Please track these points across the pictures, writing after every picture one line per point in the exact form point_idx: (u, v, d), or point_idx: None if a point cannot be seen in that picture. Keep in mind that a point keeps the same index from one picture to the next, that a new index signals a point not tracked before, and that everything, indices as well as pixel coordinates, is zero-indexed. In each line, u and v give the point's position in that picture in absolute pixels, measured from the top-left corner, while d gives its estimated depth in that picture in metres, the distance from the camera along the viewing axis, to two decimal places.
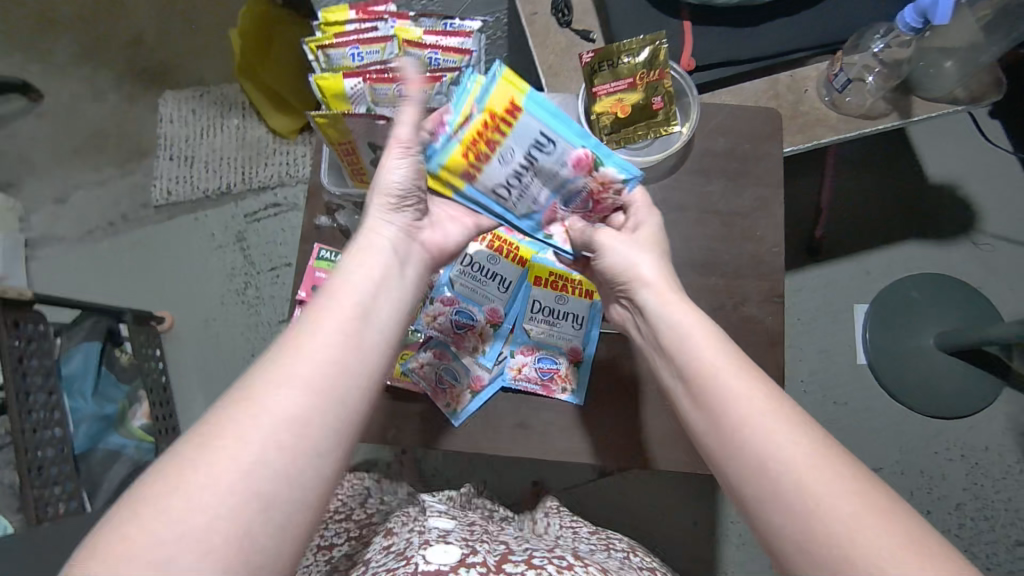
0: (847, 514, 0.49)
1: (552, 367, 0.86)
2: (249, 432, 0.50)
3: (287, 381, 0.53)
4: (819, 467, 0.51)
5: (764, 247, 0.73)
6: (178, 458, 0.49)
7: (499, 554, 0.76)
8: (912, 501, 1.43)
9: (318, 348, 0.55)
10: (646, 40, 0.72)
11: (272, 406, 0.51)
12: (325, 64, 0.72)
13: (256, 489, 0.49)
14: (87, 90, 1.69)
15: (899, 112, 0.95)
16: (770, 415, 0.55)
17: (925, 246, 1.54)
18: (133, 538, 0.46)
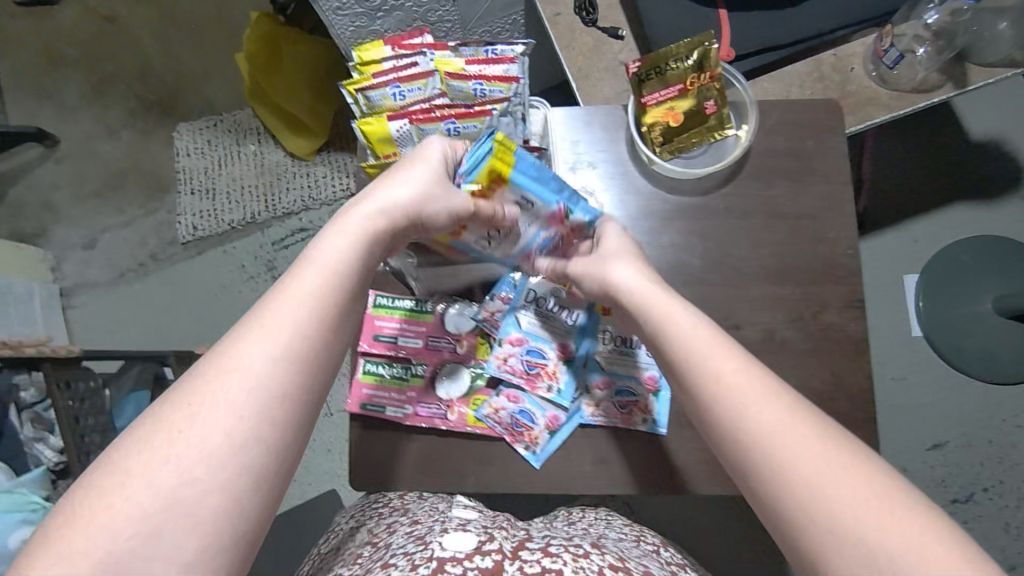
0: (808, 476, 0.49)
1: (631, 398, 0.75)
2: (234, 403, 0.49)
3: (276, 354, 0.51)
4: (791, 430, 0.51)
5: (838, 250, 0.69)
6: (157, 423, 0.48)
7: (516, 543, 0.68)
8: (983, 472, 1.40)
9: (308, 320, 0.54)
10: (694, 42, 0.69)
11: (256, 377, 0.50)
12: (366, 105, 0.72)
13: (245, 463, 0.48)
14: (101, 131, 1.67)
15: (954, 82, 0.90)
16: (744, 382, 0.55)
17: (973, 207, 1.48)
18: (112, 503, 0.45)
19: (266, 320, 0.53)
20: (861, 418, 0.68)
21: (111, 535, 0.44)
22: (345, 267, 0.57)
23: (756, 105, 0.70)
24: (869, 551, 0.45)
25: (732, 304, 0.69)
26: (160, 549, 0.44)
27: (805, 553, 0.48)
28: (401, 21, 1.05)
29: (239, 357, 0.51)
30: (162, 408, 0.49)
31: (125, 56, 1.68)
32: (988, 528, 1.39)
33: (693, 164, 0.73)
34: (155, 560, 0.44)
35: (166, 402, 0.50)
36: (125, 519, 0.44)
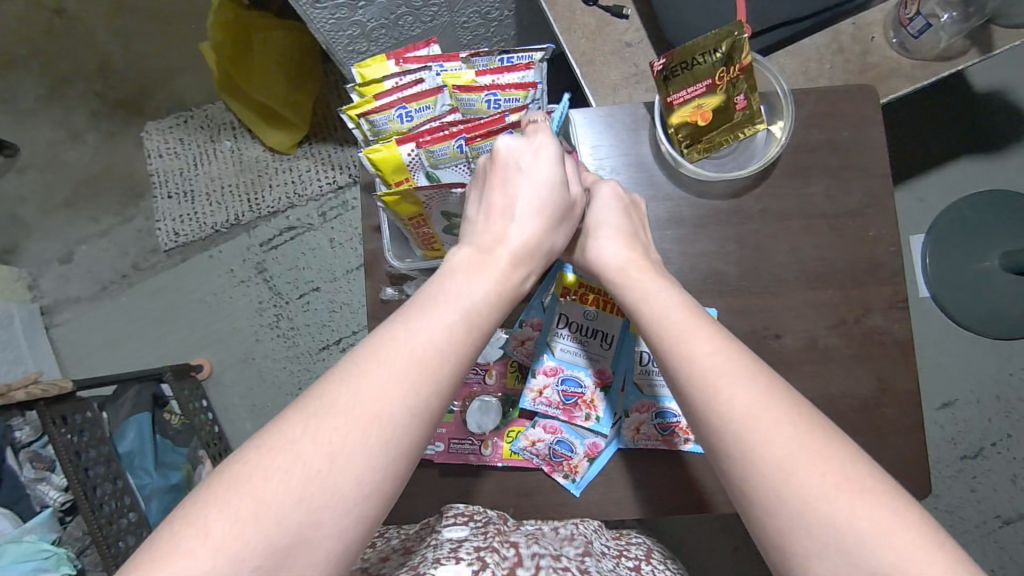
0: (779, 465, 0.45)
1: (672, 420, 0.71)
2: (372, 449, 0.45)
3: (416, 401, 0.48)
4: (766, 416, 0.47)
5: (880, 248, 0.70)
6: (284, 444, 0.44)
7: (507, 566, 0.57)
8: (992, 428, 1.39)
9: (446, 361, 0.51)
10: (720, 34, 0.64)
11: (396, 424, 0.47)
12: (373, 131, 0.69)
13: (363, 515, 0.45)
14: (64, 135, 1.56)
15: (979, 48, 0.84)
16: (720, 363, 0.51)
17: (980, 161, 1.42)
18: (236, 527, 0.41)
19: (406, 356, 0.49)
20: (908, 421, 0.69)
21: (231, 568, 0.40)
22: (482, 309, 0.55)
23: (792, 103, 0.69)
24: (842, 541, 0.42)
25: (773, 313, 0.70)
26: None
27: (776, 542, 0.45)
28: (385, 9, 0.98)
29: (380, 394, 0.47)
30: (289, 428, 0.45)
31: (80, 51, 1.55)
32: (998, 482, 1.38)
33: (724, 166, 0.73)
34: None
35: (291, 420, 0.46)
36: (253, 551, 0.41)
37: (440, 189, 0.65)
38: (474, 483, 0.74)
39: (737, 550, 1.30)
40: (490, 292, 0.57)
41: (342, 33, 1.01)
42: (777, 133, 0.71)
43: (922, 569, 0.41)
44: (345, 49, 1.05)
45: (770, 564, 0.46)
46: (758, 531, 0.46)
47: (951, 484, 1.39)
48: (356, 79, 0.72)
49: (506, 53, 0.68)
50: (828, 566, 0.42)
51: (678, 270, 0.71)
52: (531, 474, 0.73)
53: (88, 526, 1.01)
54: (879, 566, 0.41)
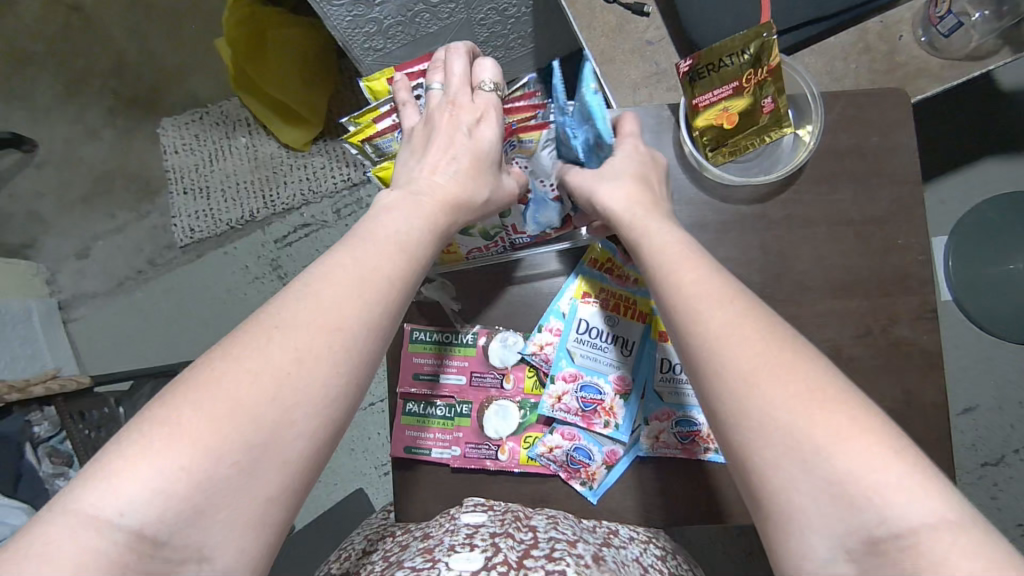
0: (744, 378, 0.47)
1: (692, 428, 0.71)
2: (293, 378, 0.47)
3: (365, 325, 0.51)
4: (739, 334, 0.49)
5: (909, 257, 0.68)
6: (252, 353, 0.47)
7: (522, 549, 0.59)
8: (1012, 434, 1.36)
9: (396, 287, 0.54)
10: (750, 34, 0.63)
11: (353, 341, 0.50)
12: (376, 153, 0.72)
13: (291, 447, 0.47)
14: (80, 131, 1.57)
15: (1012, 47, 0.82)
16: (701, 289, 0.53)
17: (1006, 161, 1.39)
18: (206, 423, 0.44)
19: (361, 281, 0.52)
20: (935, 434, 0.67)
21: (212, 461, 0.44)
22: (426, 242, 0.59)
23: (821, 106, 0.68)
24: (799, 449, 0.44)
25: (796, 322, 0.69)
26: (226, 497, 0.44)
27: (739, 458, 0.46)
28: (402, 6, 0.97)
29: (338, 314, 0.50)
30: (255, 338, 0.48)
31: (97, 47, 1.56)
32: (1018, 489, 1.35)
33: (750, 170, 0.71)
34: (196, 526, 0.44)
35: (254, 333, 0.48)
36: (218, 456, 0.44)
37: None
38: (488, 488, 0.73)
39: (752, 554, 1.28)
40: (420, 230, 0.59)
41: (358, 31, 1.00)
42: (804, 138, 0.69)
43: (882, 479, 0.42)
44: (361, 47, 1.04)
45: (741, 490, 0.47)
46: (728, 450, 0.48)
47: (970, 491, 1.36)
48: (365, 92, 0.72)
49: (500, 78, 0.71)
50: (786, 474, 0.44)
51: None
52: (547, 481, 0.73)
53: None
54: (836, 472, 0.43)
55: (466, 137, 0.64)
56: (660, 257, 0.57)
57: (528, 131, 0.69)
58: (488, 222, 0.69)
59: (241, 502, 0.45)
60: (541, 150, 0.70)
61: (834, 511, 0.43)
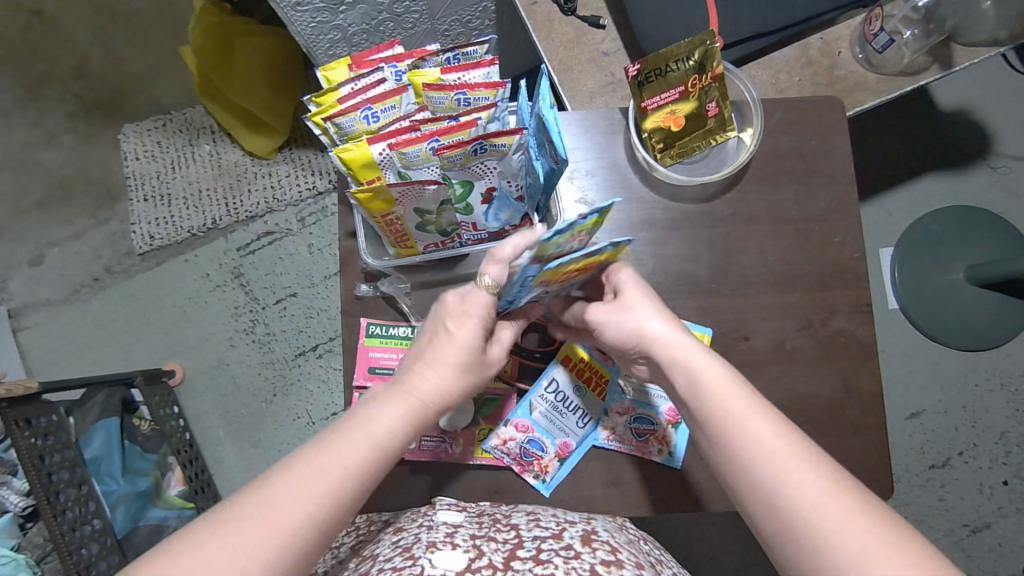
0: (855, 555, 0.44)
1: (648, 428, 0.74)
2: (232, 571, 0.46)
3: (325, 513, 0.50)
4: (833, 504, 0.46)
5: (846, 253, 0.72)
6: (197, 549, 0.46)
7: (507, 550, 0.60)
8: (958, 437, 1.41)
9: (362, 472, 0.53)
10: (693, 42, 0.67)
11: (291, 536, 0.49)
12: (338, 135, 0.67)
13: None
14: (38, 136, 1.54)
15: (940, 64, 0.88)
16: (783, 446, 0.50)
17: (945, 176, 1.46)
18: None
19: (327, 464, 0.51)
20: (873, 421, 0.70)
21: None
22: (391, 442, 0.55)
23: (761, 109, 0.72)
24: None
25: (741, 314, 0.72)
26: None
27: None
28: (366, 14, 0.98)
29: (291, 501, 0.49)
30: (204, 532, 0.47)
31: (57, 53, 1.54)
32: (965, 491, 1.39)
33: (696, 171, 0.75)
34: None
35: (206, 526, 0.48)
36: None
37: (412, 188, 0.64)
38: (444, 480, 0.74)
39: (712, 559, 1.28)
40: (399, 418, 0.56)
41: (323, 36, 1.01)
42: (747, 139, 0.73)
43: None
44: (325, 53, 1.05)
45: None
46: None
47: (919, 493, 1.40)
48: (321, 83, 0.70)
49: (452, 53, 0.68)
50: None
51: (650, 271, 0.72)
52: (500, 473, 0.74)
53: (51, 532, 0.97)
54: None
55: (457, 338, 0.60)
56: (727, 407, 0.53)
57: (500, 136, 0.61)
58: (444, 218, 0.70)
59: None
60: (511, 154, 0.64)
61: None
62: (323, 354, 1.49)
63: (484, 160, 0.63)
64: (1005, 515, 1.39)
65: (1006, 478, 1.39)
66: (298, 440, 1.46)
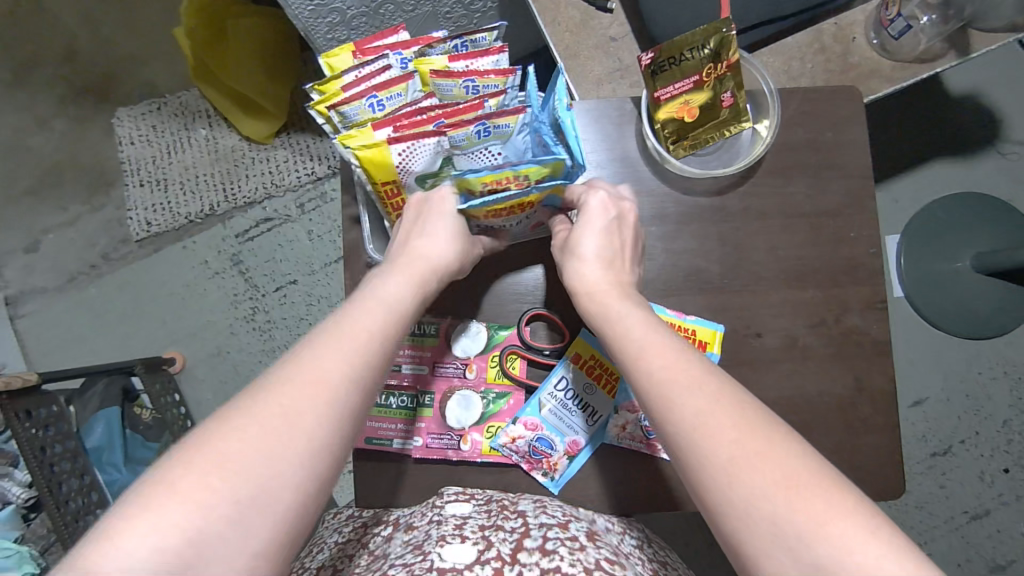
0: (724, 467, 0.45)
1: None
2: (284, 422, 0.45)
3: (360, 364, 0.50)
4: (712, 420, 0.47)
5: (860, 248, 0.71)
6: (241, 412, 0.45)
7: (514, 540, 0.59)
8: (960, 425, 1.41)
9: (385, 334, 0.54)
10: (710, 29, 0.65)
11: (336, 389, 0.48)
12: (342, 124, 0.65)
13: (274, 489, 0.43)
14: (30, 120, 1.50)
15: (956, 50, 0.86)
16: (670, 376, 0.51)
17: (952, 162, 1.44)
18: (213, 491, 0.41)
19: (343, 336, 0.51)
20: (883, 418, 0.70)
21: (200, 516, 0.40)
22: (402, 306, 0.57)
23: (778, 100, 0.71)
24: (784, 536, 0.41)
25: (753, 311, 0.71)
26: (221, 546, 0.40)
27: (733, 542, 0.44)
28: None
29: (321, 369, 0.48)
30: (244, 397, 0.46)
31: (47, 34, 1.50)
32: (965, 478, 1.40)
33: (710, 163, 0.74)
34: (212, 559, 0.40)
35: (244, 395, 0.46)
36: (213, 503, 0.40)
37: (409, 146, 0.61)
38: (451, 477, 0.74)
39: (714, 545, 1.29)
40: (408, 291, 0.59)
41: (321, 20, 0.98)
42: (762, 131, 0.72)
43: None
44: (324, 38, 1.02)
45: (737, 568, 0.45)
46: (723, 535, 0.45)
47: (920, 480, 1.40)
48: (323, 70, 0.68)
49: (461, 39, 0.66)
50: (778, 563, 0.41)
51: (660, 267, 0.71)
52: (509, 470, 0.74)
53: (54, 524, 0.96)
54: (818, 559, 0.40)
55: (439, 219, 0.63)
56: (627, 348, 0.55)
57: (503, 116, 0.61)
58: None
59: (234, 550, 0.41)
60: (516, 134, 0.63)
61: None
62: None
63: (489, 143, 0.63)
64: (1004, 502, 1.40)
65: (1006, 465, 1.40)
66: None
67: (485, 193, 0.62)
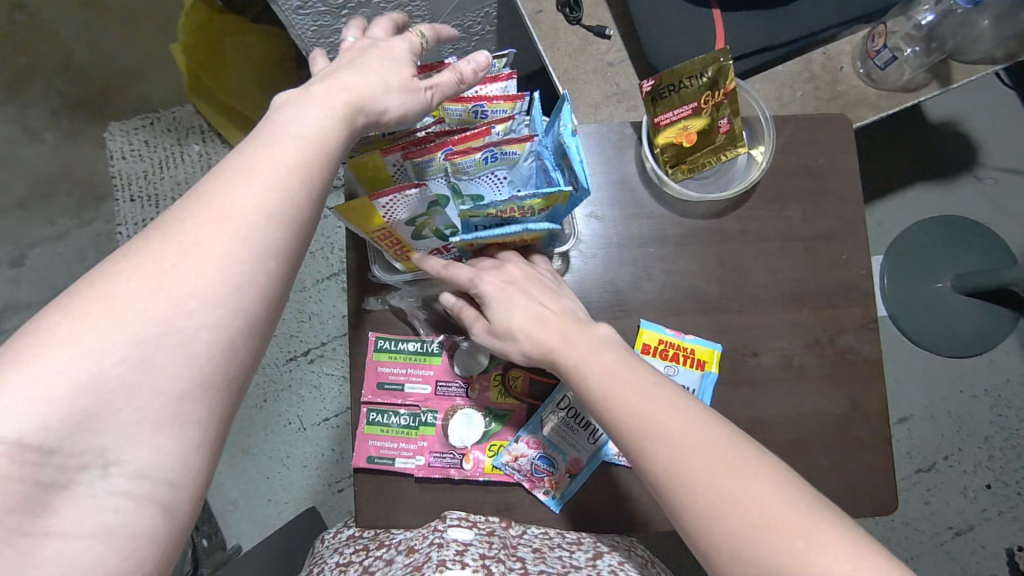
0: (703, 517, 0.49)
1: None
2: (194, 267, 0.43)
3: (278, 203, 0.47)
4: (686, 461, 0.50)
5: (853, 271, 0.73)
6: (148, 257, 0.43)
7: None
8: (944, 443, 1.44)
9: (308, 167, 0.49)
10: (708, 58, 0.69)
11: (254, 230, 0.45)
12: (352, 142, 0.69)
13: (195, 322, 0.43)
14: (19, 133, 1.49)
15: (939, 81, 0.89)
16: (642, 420, 0.54)
17: (933, 187, 1.48)
18: (122, 325, 0.41)
19: (220, 215, 0.45)
20: (877, 436, 0.71)
21: (102, 359, 0.41)
22: (327, 141, 0.51)
23: (773, 126, 0.73)
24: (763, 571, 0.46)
25: (752, 331, 0.72)
26: (158, 367, 0.42)
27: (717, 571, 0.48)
28: (367, 17, 0.97)
29: (198, 252, 0.44)
30: (154, 238, 0.44)
31: (40, 48, 1.49)
32: (950, 495, 1.42)
33: (708, 186, 0.77)
34: (142, 391, 0.42)
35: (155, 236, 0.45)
36: (125, 347, 0.41)
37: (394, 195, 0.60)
38: (453, 495, 0.73)
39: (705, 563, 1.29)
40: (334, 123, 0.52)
41: (323, 40, 0.99)
42: (758, 157, 0.75)
43: None
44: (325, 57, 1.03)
45: None
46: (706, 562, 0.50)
47: (907, 497, 1.42)
48: None
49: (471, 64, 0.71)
50: None
51: (660, 288, 0.72)
52: (511, 489, 0.73)
53: None
54: None
55: (386, 53, 0.59)
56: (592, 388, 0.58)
57: (512, 142, 0.62)
58: (441, 221, 0.66)
59: (154, 386, 0.42)
60: (522, 161, 0.65)
61: None
62: (313, 359, 1.37)
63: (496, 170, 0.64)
64: (988, 519, 1.42)
65: (989, 482, 1.43)
66: (289, 447, 1.34)
67: (488, 221, 0.63)
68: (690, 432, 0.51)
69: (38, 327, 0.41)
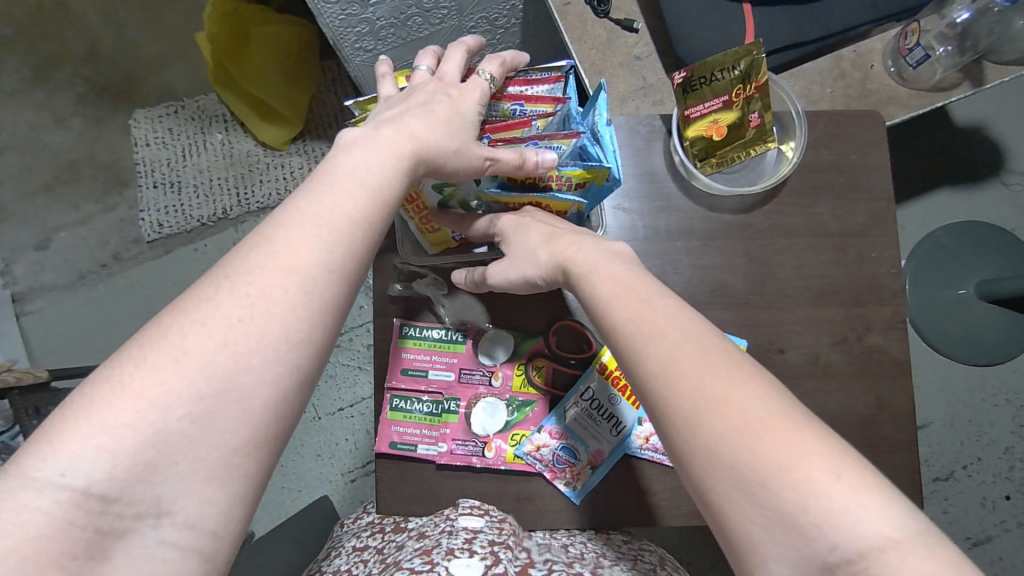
0: (686, 416, 0.44)
1: None
2: (248, 314, 0.44)
3: (333, 251, 0.48)
4: (679, 366, 0.46)
5: (882, 269, 0.72)
6: (200, 305, 0.44)
7: (520, 564, 0.59)
8: (963, 451, 1.42)
9: (368, 216, 0.51)
10: (741, 51, 0.68)
11: (310, 278, 0.46)
12: None
13: (245, 372, 0.42)
14: (46, 118, 1.51)
15: (971, 81, 0.88)
16: (637, 326, 0.50)
17: (958, 191, 1.46)
18: (174, 380, 0.41)
19: (284, 269, 0.46)
20: (902, 437, 0.71)
21: (157, 412, 0.40)
22: (386, 184, 0.53)
23: (804, 122, 0.73)
24: (745, 481, 0.41)
25: (778, 327, 0.72)
26: (226, 414, 0.42)
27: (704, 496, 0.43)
28: (395, 7, 0.97)
29: (264, 306, 0.44)
30: (203, 289, 0.44)
31: (68, 35, 1.51)
32: (968, 504, 1.40)
33: (736, 180, 0.75)
34: (197, 444, 0.41)
35: (204, 285, 0.45)
36: (178, 401, 0.40)
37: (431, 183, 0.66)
38: (473, 484, 0.74)
39: (717, 564, 1.28)
40: (392, 166, 0.54)
41: (350, 29, 0.99)
42: (788, 153, 0.74)
43: None
44: (351, 46, 1.03)
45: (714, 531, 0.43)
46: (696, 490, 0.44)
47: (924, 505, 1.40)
48: None
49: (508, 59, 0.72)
50: (738, 509, 0.41)
51: (687, 282, 0.72)
52: (532, 479, 0.74)
53: None
54: (782, 503, 0.39)
55: (455, 107, 0.61)
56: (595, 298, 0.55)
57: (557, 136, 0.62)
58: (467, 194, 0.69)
59: (209, 444, 0.41)
60: None
61: (790, 539, 0.39)
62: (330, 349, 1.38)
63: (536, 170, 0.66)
64: (1007, 530, 1.40)
65: (1009, 493, 1.41)
66: (305, 435, 1.35)
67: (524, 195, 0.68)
68: (691, 340, 0.47)
69: (89, 386, 0.40)
